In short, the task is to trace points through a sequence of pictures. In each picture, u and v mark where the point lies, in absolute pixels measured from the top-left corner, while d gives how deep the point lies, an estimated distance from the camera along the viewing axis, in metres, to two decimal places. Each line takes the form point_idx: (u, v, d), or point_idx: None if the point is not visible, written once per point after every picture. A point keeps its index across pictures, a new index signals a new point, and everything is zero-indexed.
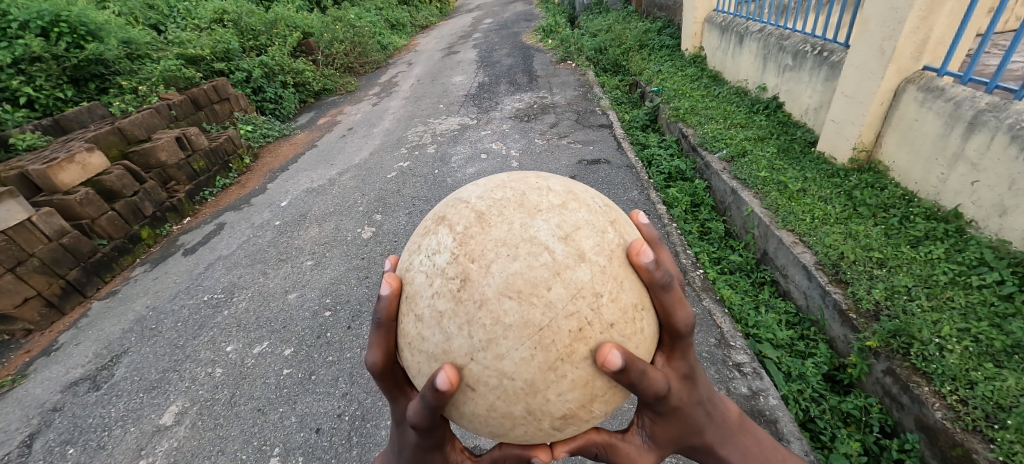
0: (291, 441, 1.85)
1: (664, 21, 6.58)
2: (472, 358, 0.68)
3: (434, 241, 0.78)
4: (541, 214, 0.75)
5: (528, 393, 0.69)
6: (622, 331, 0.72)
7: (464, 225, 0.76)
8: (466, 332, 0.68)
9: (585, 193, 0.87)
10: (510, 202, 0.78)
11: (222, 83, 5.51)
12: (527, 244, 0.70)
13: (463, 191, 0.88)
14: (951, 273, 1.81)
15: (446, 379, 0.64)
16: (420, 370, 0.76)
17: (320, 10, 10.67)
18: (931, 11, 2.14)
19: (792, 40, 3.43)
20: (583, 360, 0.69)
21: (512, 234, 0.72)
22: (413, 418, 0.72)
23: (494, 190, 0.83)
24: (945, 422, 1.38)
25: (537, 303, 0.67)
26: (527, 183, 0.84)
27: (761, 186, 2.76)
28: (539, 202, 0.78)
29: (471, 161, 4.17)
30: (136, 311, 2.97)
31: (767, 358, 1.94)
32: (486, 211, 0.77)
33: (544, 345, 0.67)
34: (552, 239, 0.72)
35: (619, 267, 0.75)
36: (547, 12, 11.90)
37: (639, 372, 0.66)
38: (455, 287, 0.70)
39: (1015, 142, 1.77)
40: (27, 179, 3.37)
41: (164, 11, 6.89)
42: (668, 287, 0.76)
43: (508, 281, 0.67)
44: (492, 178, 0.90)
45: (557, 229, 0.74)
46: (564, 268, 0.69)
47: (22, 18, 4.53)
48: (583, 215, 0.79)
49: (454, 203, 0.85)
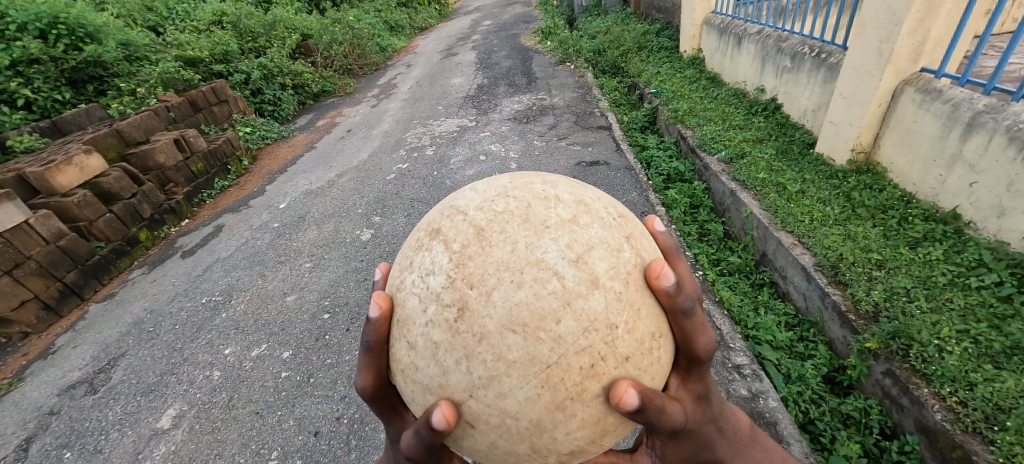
0: (289, 444, 1.84)
1: (662, 24, 6.61)
2: (472, 395, 0.68)
3: (428, 259, 0.77)
4: (548, 232, 0.73)
5: (534, 432, 0.69)
6: (637, 364, 0.72)
7: (461, 243, 0.75)
8: (464, 367, 0.68)
9: (597, 203, 0.85)
10: (514, 216, 0.76)
11: (221, 85, 5.50)
12: (534, 269, 0.68)
13: (461, 199, 0.87)
14: (950, 274, 1.82)
15: (441, 417, 0.65)
16: (413, 398, 0.77)
17: (319, 12, 10.70)
18: (929, 13, 2.14)
19: (790, 42, 3.44)
20: (594, 398, 0.69)
21: (517, 257, 0.70)
22: (407, 450, 0.72)
23: (494, 201, 0.81)
24: (945, 423, 1.38)
25: (544, 338, 0.65)
26: (533, 192, 0.82)
27: (760, 188, 2.76)
28: (547, 217, 0.76)
29: (470, 163, 4.17)
30: (134, 314, 2.95)
31: (767, 360, 1.94)
32: (485, 227, 0.76)
33: (552, 383, 0.66)
34: (562, 263, 0.70)
35: (635, 292, 0.74)
36: (546, 14, 11.94)
37: (656, 410, 0.66)
38: (452, 316, 0.69)
39: (1013, 143, 1.77)
40: (25, 181, 3.35)
41: (163, 13, 6.90)
42: (689, 313, 0.76)
43: (512, 312, 0.66)
44: (493, 183, 0.89)
45: (566, 250, 0.72)
46: (575, 298, 0.68)
47: (21, 20, 4.53)
48: (596, 231, 0.77)
49: (451, 214, 0.84)
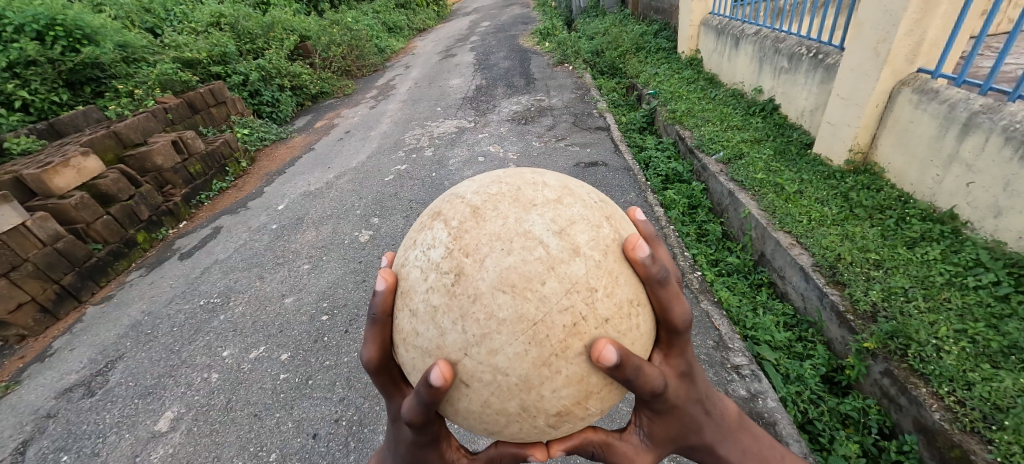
0: (287, 447, 1.84)
1: (660, 25, 6.62)
2: (467, 353, 0.68)
3: (430, 236, 0.78)
4: (535, 208, 0.75)
5: (522, 390, 0.69)
6: (617, 327, 0.71)
7: (459, 220, 0.76)
8: (460, 326, 0.68)
9: (581, 189, 0.87)
10: (505, 197, 0.78)
11: (219, 86, 5.49)
12: (522, 239, 0.70)
13: (459, 187, 0.88)
14: (947, 274, 1.82)
15: (440, 374, 0.64)
16: (414, 366, 0.75)
17: (318, 14, 10.68)
18: (925, 14, 2.15)
19: (787, 42, 3.45)
20: (578, 356, 0.68)
21: (506, 229, 0.71)
22: (408, 413, 0.71)
23: (489, 186, 0.82)
24: (943, 423, 1.38)
25: (530, 297, 0.66)
26: (522, 178, 0.83)
27: (757, 188, 2.77)
28: (534, 197, 0.78)
29: (468, 164, 4.17)
30: (131, 316, 2.94)
31: (765, 360, 1.94)
32: (480, 206, 0.77)
33: (538, 340, 0.67)
34: (547, 234, 0.72)
35: (613, 262, 0.74)
36: (544, 15, 11.94)
37: (634, 368, 0.65)
38: (450, 281, 0.70)
39: (1009, 143, 1.78)
40: (22, 184, 3.34)
41: (161, 14, 6.88)
42: (664, 282, 0.75)
43: (502, 275, 0.67)
44: (487, 174, 0.90)
45: (551, 223, 0.73)
46: (558, 263, 0.69)
47: (18, 21, 4.51)
48: (578, 210, 0.78)
49: (451, 198, 0.84)
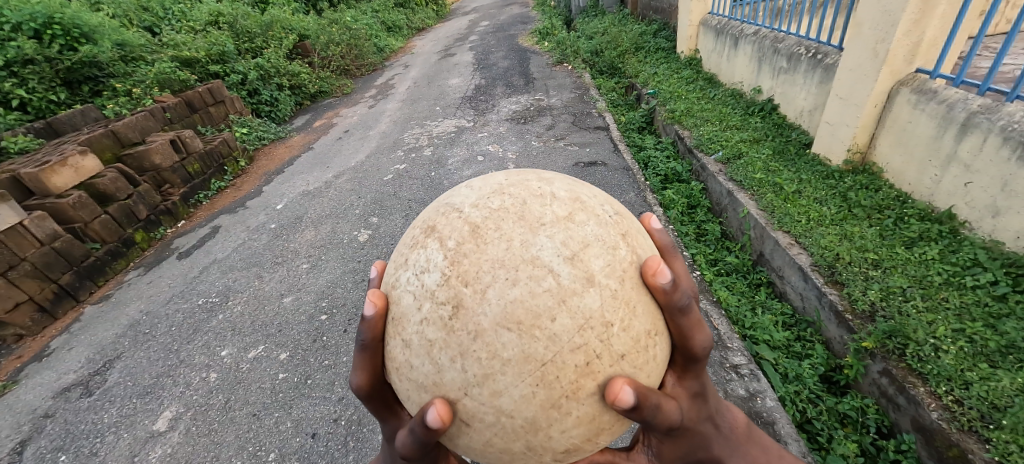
0: (286, 446, 1.83)
1: (659, 25, 6.63)
2: (466, 393, 0.68)
3: (423, 256, 0.77)
4: (544, 229, 0.73)
5: (529, 431, 0.69)
6: (633, 362, 0.71)
7: (456, 240, 0.75)
8: (458, 364, 0.68)
9: (593, 201, 0.85)
10: (510, 213, 0.76)
11: (217, 85, 5.48)
12: (529, 267, 0.68)
13: (457, 196, 0.87)
14: (945, 273, 1.83)
15: (436, 415, 0.64)
16: (408, 396, 0.77)
17: (316, 13, 10.66)
18: (923, 14, 2.16)
19: (787, 42, 3.45)
20: (589, 396, 0.68)
21: (511, 255, 0.70)
22: (401, 448, 0.72)
23: (490, 198, 0.81)
24: (941, 422, 1.39)
25: (539, 336, 0.65)
26: (528, 190, 0.82)
27: (756, 188, 2.77)
28: (542, 214, 0.76)
29: (468, 163, 4.17)
30: (130, 316, 2.94)
31: (764, 360, 1.95)
32: (480, 224, 0.76)
33: (547, 382, 0.66)
34: (557, 261, 0.70)
35: (630, 289, 0.74)
36: (543, 15, 11.95)
37: (652, 407, 0.66)
38: (447, 314, 0.69)
39: (1007, 143, 1.78)
40: (20, 183, 3.33)
41: (159, 12, 6.86)
42: (685, 310, 0.76)
43: (507, 310, 0.66)
44: (489, 180, 0.89)
45: (561, 248, 0.72)
46: (570, 295, 0.68)
47: (15, 20, 4.51)
48: (591, 229, 0.77)
49: (446, 211, 0.84)
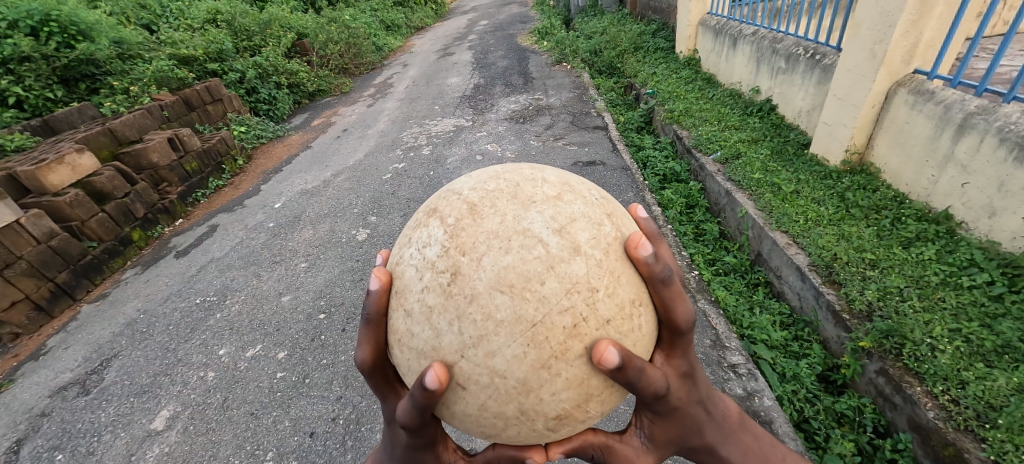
0: (284, 445, 1.83)
1: (659, 25, 6.63)
2: (462, 356, 0.68)
3: (425, 233, 0.78)
4: (535, 205, 0.75)
5: (521, 393, 0.69)
6: (619, 328, 0.71)
7: (455, 217, 0.76)
8: (456, 328, 0.68)
9: (581, 185, 0.86)
10: (504, 193, 0.78)
11: (215, 83, 5.45)
12: (520, 237, 0.69)
13: (455, 183, 0.88)
14: (942, 273, 1.84)
15: (435, 377, 0.64)
16: (409, 367, 0.76)
17: (315, 11, 10.60)
18: (921, 15, 2.17)
19: (785, 43, 3.46)
20: (578, 358, 0.68)
21: (505, 226, 0.71)
22: (403, 416, 0.71)
23: (486, 181, 0.82)
24: (936, 421, 1.39)
25: (530, 298, 0.66)
26: (521, 174, 0.84)
27: (755, 188, 2.78)
28: (534, 193, 0.78)
29: (466, 162, 4.17)
30: (127, 315, 2.93)
31: (762, 359, 1.95)
32: (478, 203, 0.77)
33: (537, 342, 0.66)
34: (546, 232, 0.71)
35: (615, 261, 0.74)
36: (542, 15, 11.93)
37: (636, 369, 0.66)
38: (446, 281, 0.70)
39: (1004, 144, 1.79)
40: (16, 180, 3.31)
41: (156, 10, 6.83)
42: (667, 281, 0.75)
43: (500, 275, 0.67)
44: (484, 169, 0.89)
45: (550, 221, 0.73)
46: (558, 262, 0.69)
47: (11, 17, 4.48)
48: (579, 207, 0.78)
49: (446, 195, 0.84)
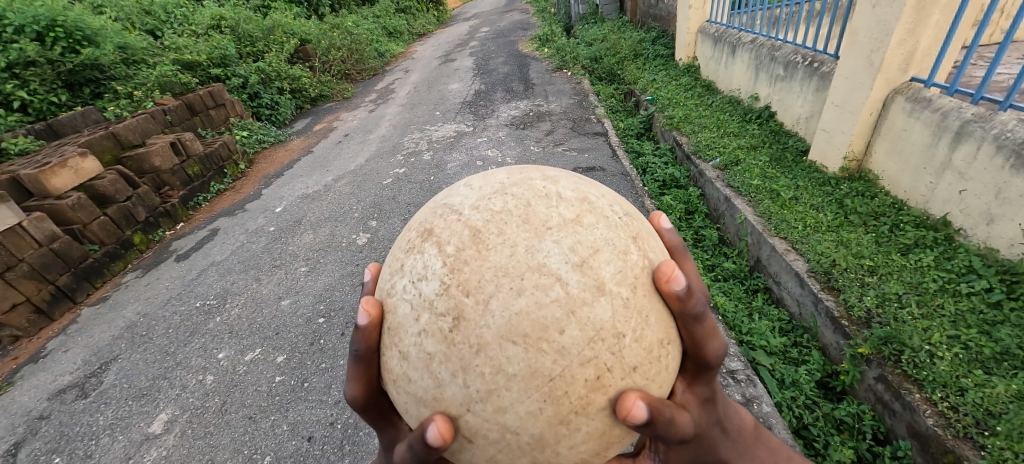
0: (281, 449, 1.83)
1: (658, 32, 6.70)
2: (468, 409, 0.69)
3: (421, 262, 0.77)
4: (550, 234, 0.73)
5: (535, 447, 0.70)
6: (645, 373, 0.73)
7: (456, 246, 0.75)
8: (460, 380, 0.68)
9: (601, 201, 0.85)
10: (513, 216, 0.76)
11: (218, 88, 5.51)
12: (535, 275, 0.68)
13: (455, 197, 0.87)
14: (940, 280, 1.84)
15: (436, 432, 0.65)
16: (406, 409, 0.78)
17: (317, 18, 10.70)
18: (918, 23, 2.19)
19: (783, 50, 3.49)
20: (599, 411, 0.69)
21: (517, 262, 0.69)
22: (400, 462, 0.73)
23: (491, 198, 0.81)
24: (936, 428, 1.39)
25: (547, 350, 0.65)
26: (532, 190, 0.83)
27: (753, 194, 2.79)
28: (548, 217, 0.76)
29: (467, 168, 4.19)
30: (127, 317, 2.93)
31: (761, 365, 1.95)
32: (481, 228, 0.75)
33: (555, 397, 0.67)
34: (566, 268, 0.70)
35: (642, 297, 0.74)
36: (543, 22, 12.05)
37: (665, 421, 0.68)
38: (447, 326, 0.69)
39: (1000, 152, 1.80)
40: (20, 183, 3.35)
41: (161, 16, 6.92)
42: (700, 318, 0.77)
43: (513, 322, 0.66)
44: (490, 179, 0.89)
45: (570, 253, 0.71)
46: (580, 306, 0.68)
47: (18, 22, 4.55)
48: (601, 232, 0.77)
49: (445, 213, 0.84)
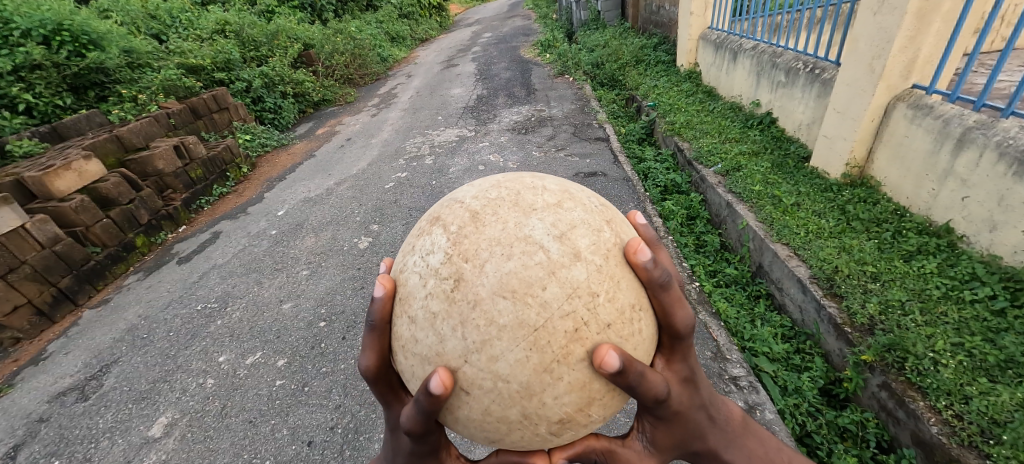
0: (281, 454, 1.82)
1: (660, 38, 6.72)
2: (467, 360, 0.68)
3: (429, 241, 0.78)
4: (536, 213, 0.76)
5: (524, 397, 0.68)
6: (619, 332, 0.71)
7: (458, 225, 0.77)
8: (460, 333, 0.68)
9: (581, 193, 0.88)
10: (505, 201, 0.79)
11: (222, 92, 5.54)
12: (522, 243, 0.71)
13: (457, 191, 0.89)
14: (943, 287, 1.83)
15: (439, 381, 0.64)
16: (413, 373, 0.75)
17: (321, 23, 10.80)
18: (917, 32, 2.20)
19: (784, 57, 3.50)
20: (580, 362, 0.68)
21: (506, 233, 0.72)
22: (408, 423, 0.70)
23: (488, 190, 0.83)
24: (940, 437, 1.38)
25: (531, 303, 0.67)
26: (522, 182, 0.85)
27: (755, 199, 2.80)
28: (534, 201, 0.79)
29: (469, 172, 4.19)
30: (127, 320, 2.93)
31: (763, 372, 1.93)
32: (480, 210, 0.78)
33: (540, 346, 0.67)
34: (547, 238, 0.72)
35: (615, 266, 0.75)
36: (545, 28, 12.09)
37: (636, 374, 0.65)
38: (448, 287, 0.70)
39: (1003, 159, 1.80)
40: (22, 186, 3.36)
41: (166, 21, 6.96)
42: (666, 286, 0.76)
43: (502, 280, 0.67)
44: (486, 178, 0.91)
45: (551, 228, 0.74)
46: (559, 268, 0.70)
47: (25, 26, 4.60)
48: (579, 214, 0.80)
49: (448, 204, 0.85)
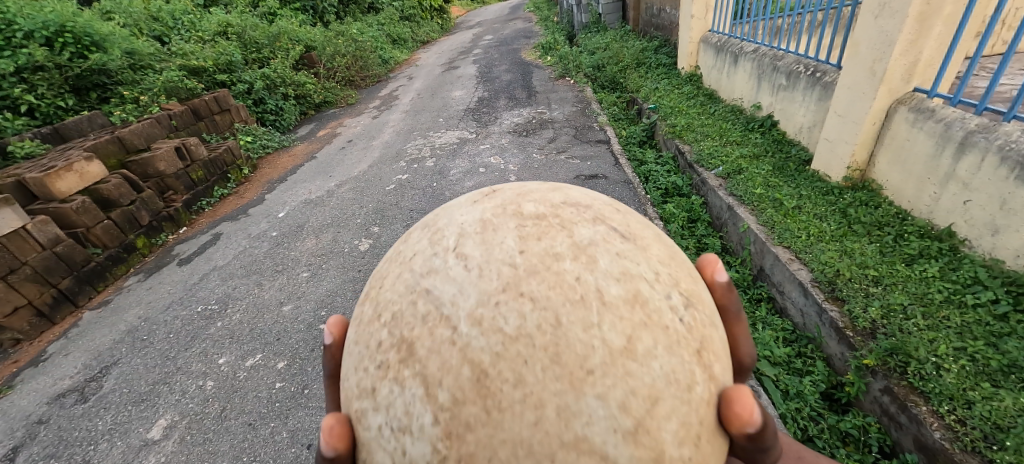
0: (281, 457, 1.81)
1: (660, 40, 6.74)
2: None
3: (405, 397, 0.58)
4: (590, 385, 0.52)
5: None
6: None
7: (456, 393, 0.54)
8: None
9: (652, 295, 0.64)
10: (537, 349, 0.54)
11: (223, 94, 5.55)
12: (572, 455, 0.50)
13: (448, 285, 0.63)
14: (945, 291, 1.83)
15: None
16: None
17: (322, 25, 10.83)
18: (918, 36, 2.20)
19: (785, 60, 3.50)
20: None
21: (544, 437, 0.51)
22: None
23: (505, 310, 0.58)
24: (943, 442, 1.37)
25: None
26: (563, 293, 0.59)
27: (756, 203, 2.79)
28: (587, 353, 0.54)
29: (469, 175, 4.20)
30: (127, 322, 2.93)
31: (765, 376, 1.93)
32: (491, 368, 0.54)
33: None
34: (614, 441, 0.51)
35: (704, 446, 0.60)
36: (547, 30, 12.12)
37: None
38: None
39: (1005, 163, 1.80)
40: (24, 187, 3.36)
41: (168, 22, 6.99)
42: (767, 449, 0.66)
43: None
44: (495, 254, 0.64)
45: (619, 416, 0.52)
46: None
47: (28, 28, 4.62)
48: (656, 365, 0.57)
49: (437, 319, 0.60)
